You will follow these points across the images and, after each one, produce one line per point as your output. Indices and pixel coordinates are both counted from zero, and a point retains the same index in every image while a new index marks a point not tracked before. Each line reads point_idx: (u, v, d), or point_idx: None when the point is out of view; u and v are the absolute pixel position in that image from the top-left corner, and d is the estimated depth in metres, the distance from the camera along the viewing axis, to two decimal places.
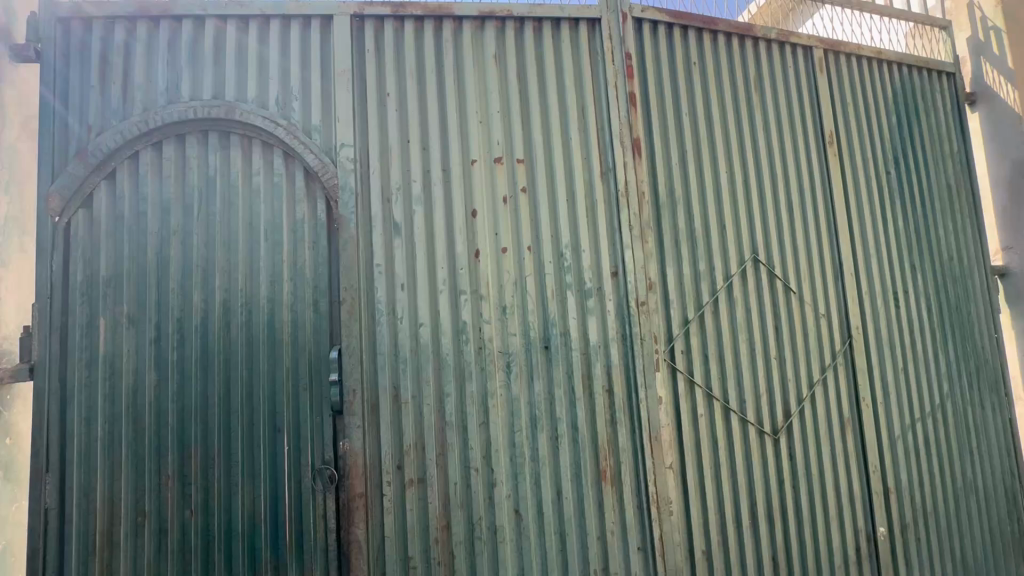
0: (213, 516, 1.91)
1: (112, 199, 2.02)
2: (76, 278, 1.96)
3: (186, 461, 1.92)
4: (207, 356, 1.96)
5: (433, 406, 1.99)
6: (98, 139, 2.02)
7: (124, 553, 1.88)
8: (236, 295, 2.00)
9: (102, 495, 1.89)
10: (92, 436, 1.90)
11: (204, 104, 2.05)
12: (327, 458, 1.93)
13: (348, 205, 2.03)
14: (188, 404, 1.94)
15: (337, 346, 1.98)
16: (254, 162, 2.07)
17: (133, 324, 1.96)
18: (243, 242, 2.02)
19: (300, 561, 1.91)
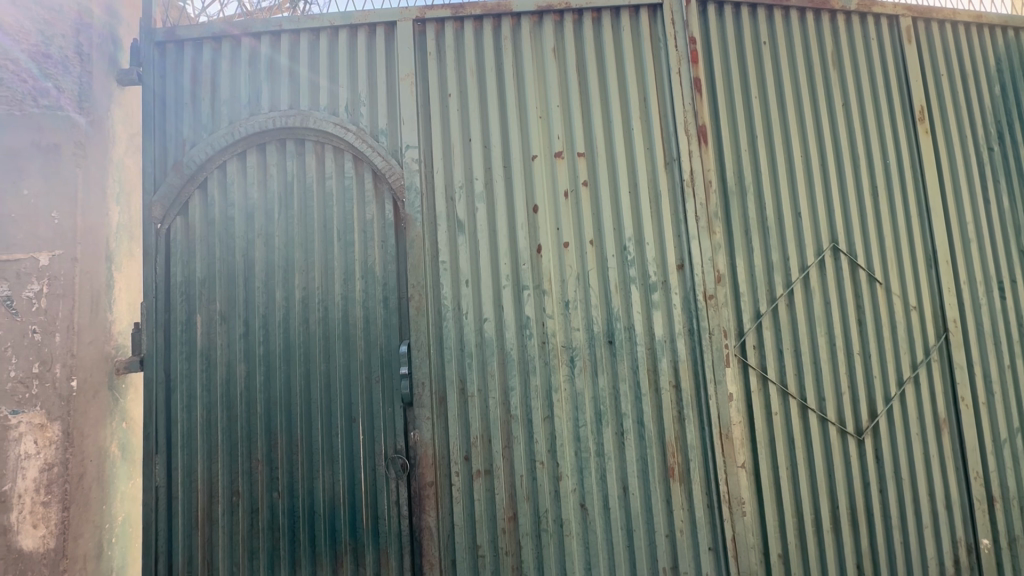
0: (297, 498, 2.05)
1: (205, 206, 2.21)
2: (176, 279, 2.17)
3: (273, 446, 2.07)
4: (289, 349, 2.11)
5: (498, 399, 2.03)
6: (191, 151, 2.22)
7: (222, 528, 2.06)
8: (313, 293, 2.12)
9: (202, 475, 2.08)
10: (193, 421, 2.10)
11: (282, 114, 2.20)
12: (399, 447, 2.03)
13: (414, 205, 2.11)
14: (274, 394, 2.09)
15: (407, 340, 2.07)
16: (327, 166, 2.19)
17: (225, 320, 2.14)
18: (318, 242, 2.15)
19: (376, 544, 2.02)
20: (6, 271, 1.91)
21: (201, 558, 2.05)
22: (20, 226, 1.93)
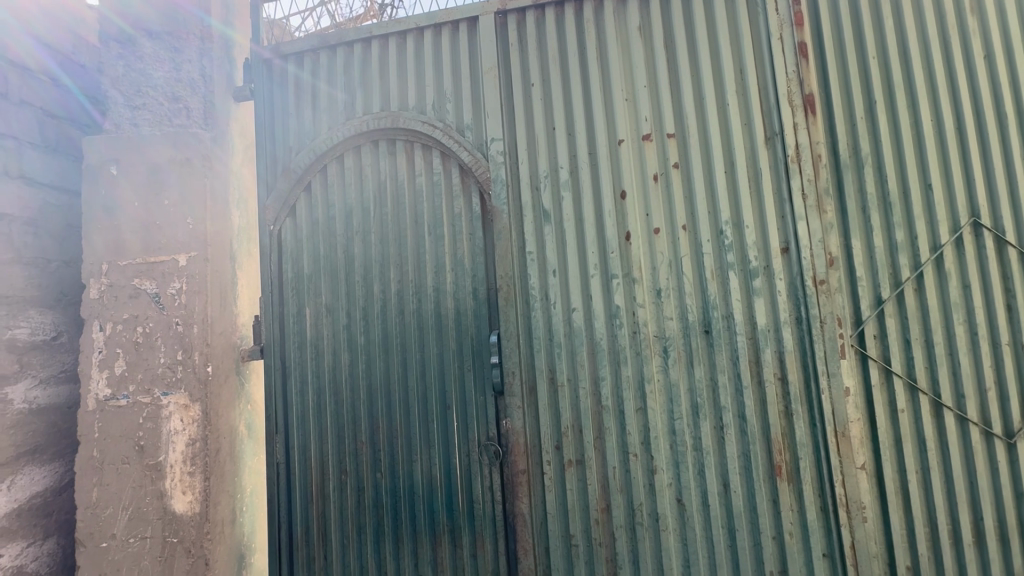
0: (399, 480, 2.17)
1: (310, 207, 2.40)
2: (287, 275, 2.37)
3: (376, 430, 2.21)
4: (387, 339, 2.23)
5: (589, 389, 2.01)
6: (297, 157, 2.41)
7: (333, 503, 2.24)
8: (407, 285, 2.23)
9: (315, 454, 2.27)
10: (305, 405, 2.30)
11: (375, 116, 2.32)
12: (491, 434, 2.08)
13: (500, 197, 2.14)
14: (374, 382, 2.22)
15: (496, 330, 2.11)
16: (416, 163, 2.28)
17: (330, 312, 2.31)
18: (411, 237, 2.25)
19: (472, 527, 2.09)
20: (155, 271, 2.21)
21: (316, 529, 2.25)
22: (164, 232, 2.22)
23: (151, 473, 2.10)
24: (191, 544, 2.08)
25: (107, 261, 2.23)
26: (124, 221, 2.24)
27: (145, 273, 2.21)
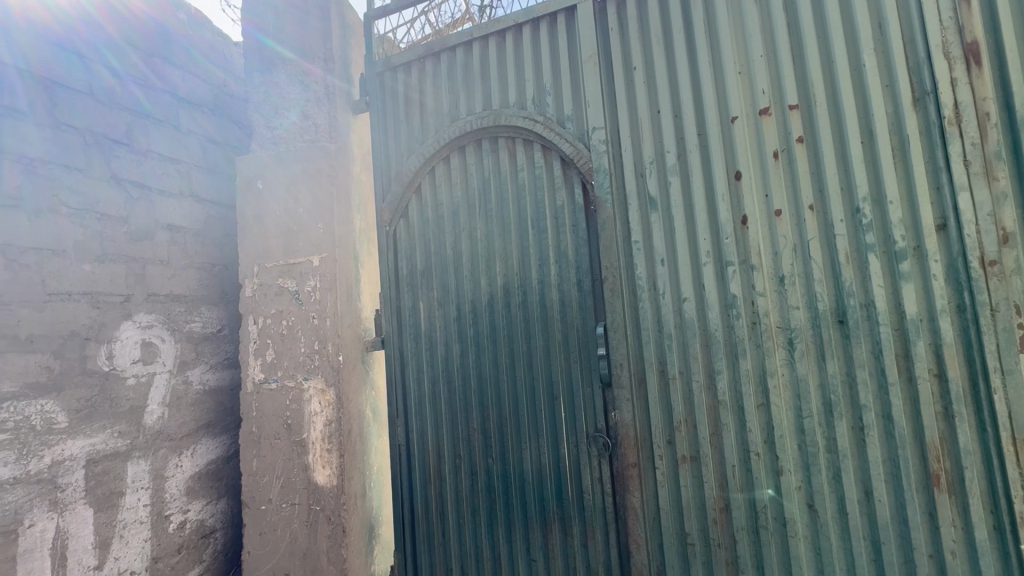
0: (509, 466, 2.25)
1: (421, 208, 2.55)
2: (403, 272, 2.56)
3: (486, 417, 2.31)
4: (495, 330, 2.31)
5: (703, 383, 1.91)
6: (408, 161, 2.57)
7: (449, 485, 2.38)
8: (512, 278, 2.29)
9: (431, 438, 2.43)
10: (422, 392, 2.46)
11: (478, 116, 2.40)
12: (600, 426, 2.07)
13: (603, 186, 2.11)
14: (484, 371, 2.32)
15: (602, 322, 2.09)
16: (519, 159, 2.32)
17: (442, 306, 2.45)
18: (514, 231, 2.30)
19: (582, 517, 2.10)
20: (294, 271, 2.50)
21: (435, 508, 2.41)
22: (301, 236, 2.51)
23: (298, 448, 2.40)
24: (331, 512, 2.33)
25: (257, 264, 2.57)
26: (269, 229, 2.58)
27: (287, 273, 2.51)
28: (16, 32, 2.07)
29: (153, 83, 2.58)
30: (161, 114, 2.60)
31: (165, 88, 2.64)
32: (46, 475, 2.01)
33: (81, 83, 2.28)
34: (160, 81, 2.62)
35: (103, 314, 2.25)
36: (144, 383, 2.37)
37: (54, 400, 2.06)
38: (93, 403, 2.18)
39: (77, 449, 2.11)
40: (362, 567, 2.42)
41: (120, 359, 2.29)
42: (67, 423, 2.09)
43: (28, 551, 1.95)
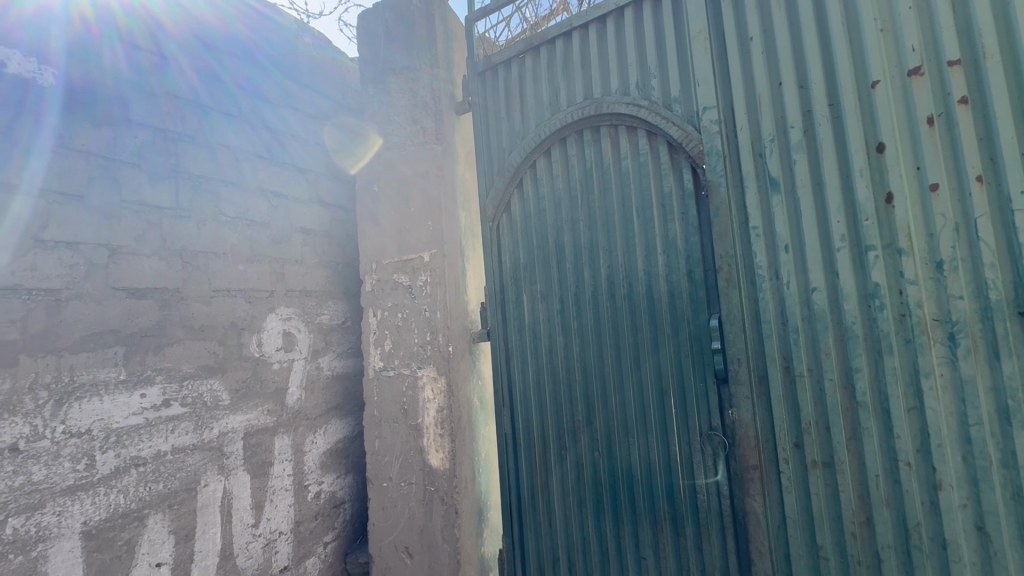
0: (616, 460, 2.22)
1: (522, 202, 2.59)
2: (506, 267, 2.62)
3: (592, 411, 2.29)
4: (599, 322, 2.29)
5: (838, 382, 1.72)
6: (509, 156, 2.61)
7: (555, 476, 2.40)
8: (617, 270, 2.24)
9: (537, 428, 2.47)
10: (527, 383, 2.51)
11: (579, 106, 2.37)
12: (715, 424, 1.96)
13: (716, 169, 1.97)
14: (588, 364, 2.31)
15: (717, 314, 1.97)
16: (622, 147, 2.26)
17: (545, 298, 2.47)
18: (618, 221, 2.25)
19: (696, 519, 2.01)
20: (407, 267, 2.68)
21: (542, 497, 2.45)
22: (413, 234, 2.68)
23: (414, 431, 2.58)
24: (444, 494, 2.48)
25: (375, 261, 2.78)
26: (384, 228, 2.78)
27: (401, 269, 2.70)
28: (149, 58, 2.33)
29: (267, 96, 2.81)
30: (273, 124, 2.82)
31: (291, 105, 2.93)
32: (216, 443, 2.38)
33: (204, 99, 2.51)
34: (274, 94, 2.84)
35: (254, 307, 2.59)
36: (286, 368, 2.69)
37: (220, 380, 2.42)
38: (248, 384, 2.52)
39: (237, 422, 2.46)
40: (473, 548, 2.54)
41: (267, 346, 2.62)
42: (229, 400, 2.44)
43: (204, 506, 2.32)
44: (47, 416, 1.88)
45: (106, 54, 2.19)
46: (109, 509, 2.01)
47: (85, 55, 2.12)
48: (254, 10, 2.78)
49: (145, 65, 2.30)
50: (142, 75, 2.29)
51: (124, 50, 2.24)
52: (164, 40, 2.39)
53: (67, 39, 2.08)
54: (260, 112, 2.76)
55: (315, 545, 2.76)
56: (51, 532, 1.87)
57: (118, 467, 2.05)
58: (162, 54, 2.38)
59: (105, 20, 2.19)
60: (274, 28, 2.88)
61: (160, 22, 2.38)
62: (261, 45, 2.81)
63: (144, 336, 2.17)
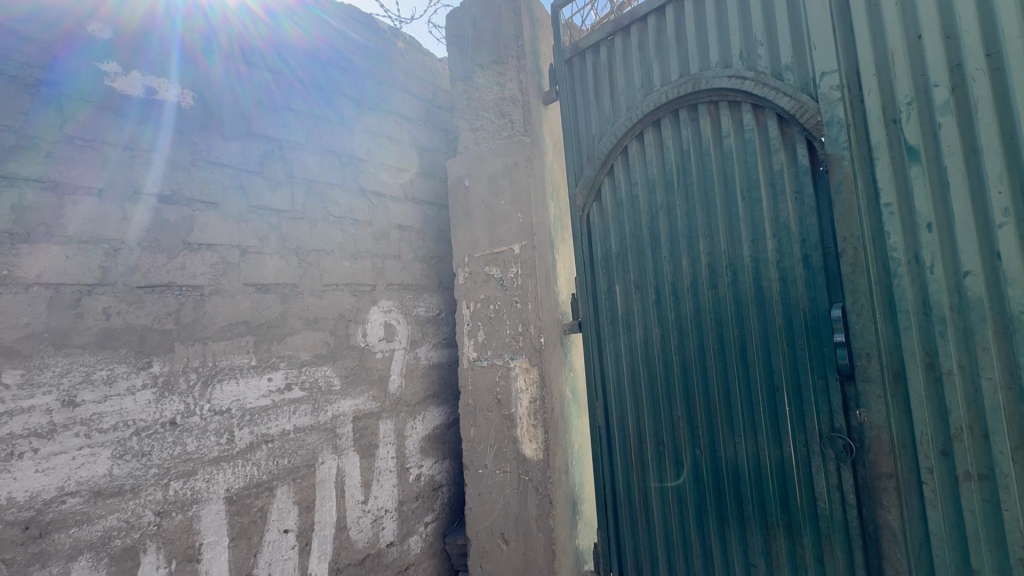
0: (721, 460, 2.08)
1: (614, 189, 2.51)
2: (598, 256, 2.56)
3: (692, 406, 2.17)
4: (700, 313, 2.15)
5: (1000, 381, 1.48)
6: (599, 143, 2.54)
7: (652, 473, 2.32)
8: (719, 257, 2.09)
9: (632, 422, 2.40)
10: (620, 375, 2.45)
11: (674, 84, 2.23)
12: (838, 425, 1.77)
13: (837, 141, 1.76)
14: (688, 357, 2.19)
15: (840, 303, 1.77)
16: (724, 124, 2.09)
17: (639, 289, 2.38)
18: (720, 205, 2.09)
19: (815, 528, 1.84)
20: (498, 260, 2.71)
21: (638, 493, 2.38)
22: (503, 226, 2.71)
23: (508, 421, 2.63)
24: (539, 484, 2.50)
25: (467, 254, 2.85)
26: (475, 222, 2.84)
27: (493, 261, 2.74)
28: (243, 75, 2.48)
29: (353, 100, 2.92)
30: (361, 127, 2.93)
31: (383, 106, 3.07)
32: (329, 425, 2.59)
33: (295, 109, 2.66)
34: (359, 98, 2.95)
35: (359, 300, 2.78)
36: (388, 358, 2.87)
37: (332, 367, 2.63)
38: (355, 371, 2.72)
39: (347, 407, 2.67)
40: (568, 540, 2.53)
41: (371, 336, 2.80)
42: (340, 386, 2.65)
43: (322, 481, 2.54)
44: (196, 395, 2.17)
45: (209, 76, 2.36)
46: (245, 479, 2.28)
47: (190, 79, 2.30)
48: (333, 20, 2.88)
49: (245, 82, 2.47)
50: (237, 93, 2.45)
51: (222, 71, 2.40)
52: (254, 57, 2.53)
53: (178, 65, 2.27)
54: (347, 116, 2.88)
55: (417, 524, 2.93)
56: (202, 496, 2.15)
57: (251, 443, 2.31)
58: (257, 71, 2.54)
59: (209, 46, 2.38)
60: (353, 34, 2.97)
61: (253, 41, 2.53)
62: (342, 52, 2.91)
63: (269, 326, 2.41)
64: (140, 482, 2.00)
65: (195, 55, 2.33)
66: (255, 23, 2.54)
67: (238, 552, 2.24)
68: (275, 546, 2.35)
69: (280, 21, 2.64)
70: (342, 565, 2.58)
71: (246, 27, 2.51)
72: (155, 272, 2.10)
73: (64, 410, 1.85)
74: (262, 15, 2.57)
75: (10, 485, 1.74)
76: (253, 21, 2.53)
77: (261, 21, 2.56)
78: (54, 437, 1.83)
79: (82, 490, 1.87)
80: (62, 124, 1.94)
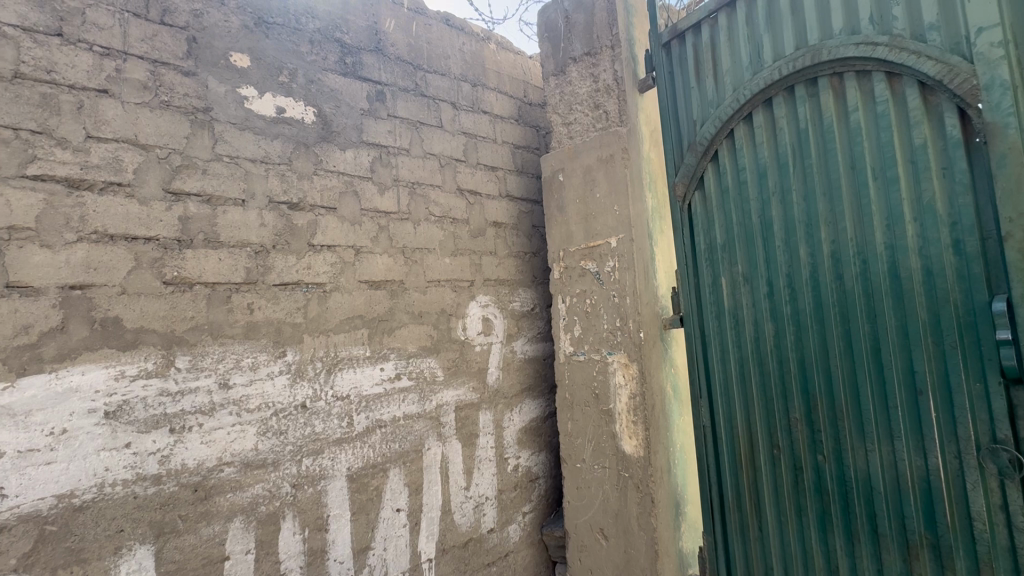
0: (849, 468, 1.90)
1: (718, 176, 2.36)
2: (700, 247, 2.44)
3: (812, 408, 2.00)
4: (821, 307, 1.97)
5: None
6: (702, 129, 2.41)
7: (765, 477, 2.17)
8: (845, 246, 1.90)
9: (741, 423, 2.26)
10: (727, 372, 2.32)
11: (788, 59, 2.05)
12: (1003, 435, 1.55)
13: (1000, 106, 1.54)
14: (807, 354, 2.01)
15: (1003, 295, 1.55)
16: (850, 97, 1.88)
17: (748, 281, 2.23)
18: (847, 187, 1.90)
19: (971, 552, 1.63)
20: (594, 254, 2.69)
21: (749, 499, 2.24)
22: (599, 219, 2.68)
23: (606, 416, 2.61)
24: (640, 481, 2.45)
25: (562, 249, 2.85)
26: (570, 217, 2.83)
27: (589, 255, 2.72)
28: (353, 88, 2.68)
29: (446, 103, 3.03)
30: (454, 129, 3.04)
31: (476, 108, 3.16)
32: (434, 413, 2.74)
33: (398, 116, 2.83)
34: (451, 100, 3.05)
35: (459, 295, 2.91)
36: (486, 351, 2.96)
37: (436, 359, 2.78)
38: (457, 363, 2.85)
39: (449, 397, 2.81)
40: (671, 542, 2.46)
41: (471, 330, 2.92)
42: (444, 376, 2.80)
43: (428, 465, 2.70)
44: (322, 381, 2.40)
45: (318, 90, 2.57)
46: (364, 459, 2.49)
47: (308, 96, 2.53)
48: (429, 29, 3.03)
49: (354, 95, 2.68)
50: (349, 105, 2.66)
51: (329, 85, 2.61)
52: (360, 70, 2.73)
53: (294, 83, 2.50)
54: (441, 119, 2.99)
55: (516, 513, 3.01)
56: (328, 472, 2.39)
57: (368, 426, 2.52)
58: (365, 83, 2.73)
59: (324, 65, 2.61)
60: (448, 41, 3.10)
61: (361, 57, 2.74)
62: (438, 58, 3.04)
63: (381, 319, 2.61)
64: (279, 457, 2.27)
65: (309, 72, 2.56)
66: (356, 38, 2.74)
67: (359, 526, 2.46)
68: (389, 523, 2.54)
69: (383, 35, 2.83)
70: (447, 546, 2.73)
71: (354, 45, 2.73)
72: (287, 272, 2.35)
73: (221, 392, 2.15)
74: (367, 32, 2.78)
75: (183, 453, 2.05)
76: (360, 38, 2.75)
77: (365, 38, 2.77)
78: (213, 414, 2.13)
79: (235, 460, 2.16)
80: (213, 144, 2.24)
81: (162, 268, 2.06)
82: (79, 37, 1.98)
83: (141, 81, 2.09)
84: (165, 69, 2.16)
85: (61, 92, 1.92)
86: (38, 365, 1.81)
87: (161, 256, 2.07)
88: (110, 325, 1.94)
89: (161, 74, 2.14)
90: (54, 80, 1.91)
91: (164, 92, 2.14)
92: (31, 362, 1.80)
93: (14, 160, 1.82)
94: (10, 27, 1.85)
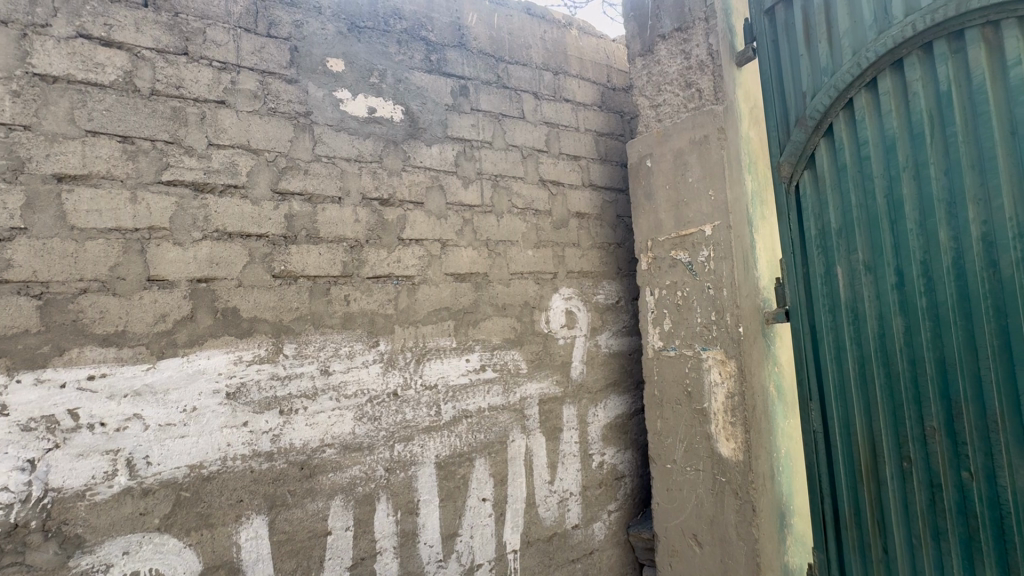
0: (1005, 489, 1.62)
1: (833, 153, 2.11)
2: (811, 233, 2.19)
3: (956, 417, 1.73)
4: (968, 299, 1.69)
5: None
6: (813, 101, 2.15)
7: (892, 492, 1.92)
8: (1003, 227, 1.61)
9: (862, 429, 2.01)
10: (843, 372, 2.07)
11: (925, 11, 1.76)
12: None
13: None
14: (950, 354, 1.73)
15: None
16: (1009, 48, 1.60)
17: (871, 270, 1.96)
18: (1005, 157, 1.61)
19: None
20: (686, 243, 2.53)
21: (871, 516, 1.99)
22: (692, 206, 2.50)
23: (700, 415, 2.45)
24: (738, 488, 2.28)
25: (650, 238, 2.71)
26: (658, 204, 2.67)
27: (680, 245, 2.56)
28: (438, 84, 2.74)
29: (528, 93, 2.99)
30: (537, 119, 3.00)
31: (558, 96, 3.10)
32: (518, 405, 2.74)
33: (482, 109, 2.84)
34: (533, 91, 3.01)
35: (542, 288, 2.87)
36: (569, 344, 2.91)
37: (519, 351, 2.77)
38: (541, 355, 2.82)
39: (533, 390, 2.79)
40: (775, 556, 2.26)
41: (554, 323, 2.88)
42: (527, 369, 2.78)
43: (513, 458, 2.71)
44: (412, 370, 2.49)
45: (406, 89, 2.65)
46: (451, 447, 2.56)
47: (397, 95, 2.62)
48: (511, 20, 3.01)
49: (439, 91, 2.73)
50: (434, 101, 2.71)
51: (416, 82, 2.68)
52: (445, 66, 2.77)
53: (384, 84, 2.59)
54: (524, 110, 2.96)
55: (601, 511, 2.94)
56: (418, 458, 2.47)
57: (455, 416, 2.58)
58: (449, 78, 2.77)
59: (411, 63, 2.68)
60: (530, 30, 3.06)
61: (445, 52, 2.78)
62: (520, 49, 3.01)
63: (466, 311, 2.65)
64: (374, 442, 2.38)
65: (398, 72, 2.64)
66: (441, 34, 2.79)
67: (447, 512, 2.52)
68: (475, 512, 2.58)
69: (467, 30, 2.86)
70: (532, 539, 2.72)
71: (439, 42, 2.78)
72: (379, 265, 2.46)
73: (322, 377, 2.30)
74: (452, 28, 2.82)
75: (291, 433, 2.22)
76: (445, 35, 2.80)
77: (450, 34, 2.81)
78: (316, 398, 2.28)
79: (336, 442, 2.30)
80: (313, 145, 2.38)
81: (272, 263, 2.24)
82: (201, 54, 2.19)
83: (251, 90, 2.27)
84: (272, 78, 2.33)
85: (188, 105, 2.14)
86: (173, 349, 2.04)
87: (271, 251, 2.24)
88: (230, 315, 2.14)
89: (269, 83, 2.32)
90: (182, 95, 2.14)
91: (272, 99, 2.31)
92: (167, 346, 2.03)
93: (151, 168, 2.06)
94: (147, 50, 2.09)
